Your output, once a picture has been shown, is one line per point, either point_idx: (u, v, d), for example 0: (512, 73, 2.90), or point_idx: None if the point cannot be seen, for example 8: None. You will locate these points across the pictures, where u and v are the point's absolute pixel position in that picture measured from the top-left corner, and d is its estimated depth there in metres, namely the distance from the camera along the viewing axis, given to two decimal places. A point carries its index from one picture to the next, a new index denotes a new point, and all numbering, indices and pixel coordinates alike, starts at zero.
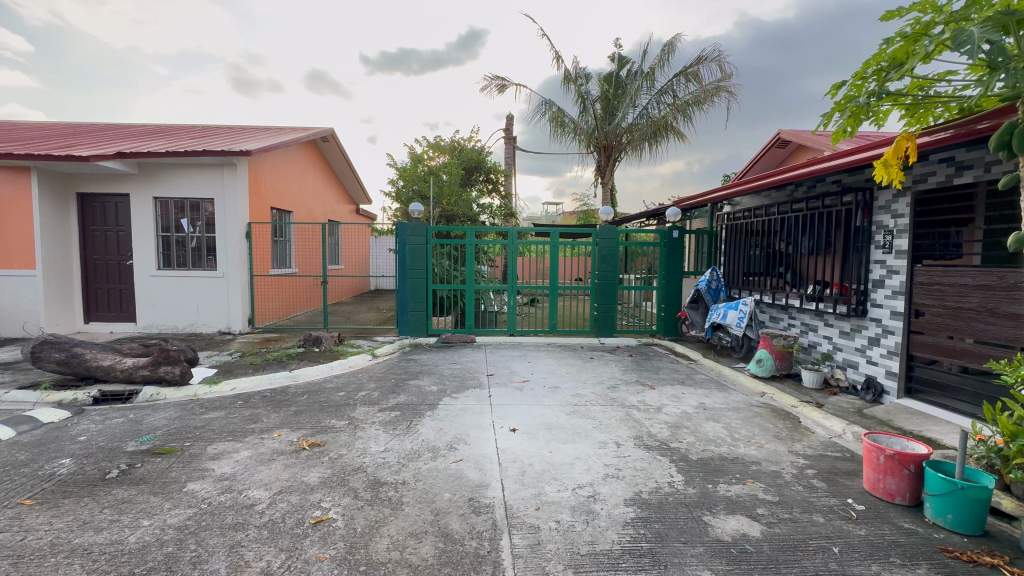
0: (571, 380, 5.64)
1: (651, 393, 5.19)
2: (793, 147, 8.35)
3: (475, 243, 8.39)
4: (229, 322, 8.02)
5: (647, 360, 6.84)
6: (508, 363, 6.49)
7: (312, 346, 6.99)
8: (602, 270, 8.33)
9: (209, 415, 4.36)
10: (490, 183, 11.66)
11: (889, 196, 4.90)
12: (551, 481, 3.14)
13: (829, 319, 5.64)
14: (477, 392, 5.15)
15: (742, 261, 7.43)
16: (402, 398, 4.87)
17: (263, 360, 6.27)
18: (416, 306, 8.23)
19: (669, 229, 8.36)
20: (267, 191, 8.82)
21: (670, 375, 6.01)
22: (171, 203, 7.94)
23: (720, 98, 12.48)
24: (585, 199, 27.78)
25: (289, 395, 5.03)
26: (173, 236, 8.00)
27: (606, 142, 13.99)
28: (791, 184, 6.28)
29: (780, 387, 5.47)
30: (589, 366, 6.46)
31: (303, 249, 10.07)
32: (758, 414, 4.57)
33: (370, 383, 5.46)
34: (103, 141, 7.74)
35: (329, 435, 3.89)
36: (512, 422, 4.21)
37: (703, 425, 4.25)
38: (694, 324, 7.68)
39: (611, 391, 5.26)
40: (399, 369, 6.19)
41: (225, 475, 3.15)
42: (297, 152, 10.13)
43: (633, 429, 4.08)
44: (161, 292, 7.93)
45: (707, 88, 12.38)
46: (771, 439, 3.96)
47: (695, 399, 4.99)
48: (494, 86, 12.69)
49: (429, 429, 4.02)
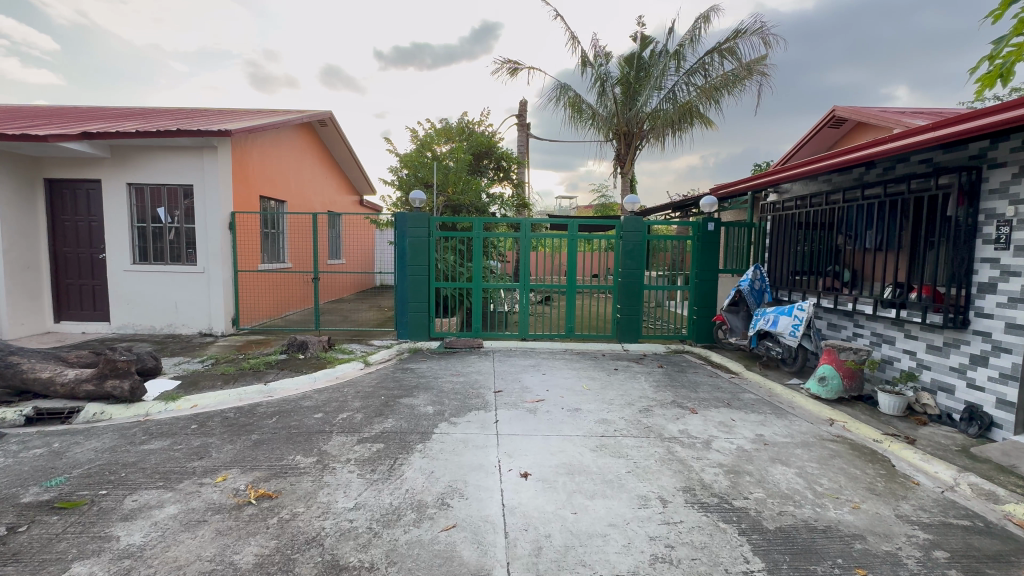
0: (594, 400, 4.70)
1: (694, 420, 4.23)
2: (848, 126, 7.30)
3: (483, 236, 7.46)
4: (210, 322, 7.24)
5: (681, 373, 5.87)
6: (520, 376, 5.56)
7: (296, 353, 6.13)
8: (626, 267, 7.35)
9: (148, 447, 3.51)
10: (501, 171, 10.75)
11: (1006, 175, 3.86)
12: (577, 569, 2.22)
13: (912, 330, 4.60)
14: (481, 416, 4.24)
15: (792, 257, 6.38)
16: (389, 425, 3.97)
17: (237, 370, 5.45)
18: (417, 306, 7.36)
19: (703, 221, 7.33)
20: (254, 177, 7.98)
21: (712, 394, 5.04)
22: (148, 191, 7.18)
23: (754, 78, 11.34)
24: (601, 192, 26.86)
25: (255, 418, 4.17)
26: (149, 228, 7.24)
27: (626, 128, 12.97)
28: (860, 167, 5.26)
29: (853, 412, 4.47)
30: (615, 380, 5.50)
31: (296, 242, 9.25)
32: (838, 455, 3.58)
33: (354, 402, 4.58)
34: (73, 122, 6.99)
35: (288, 480, 3.02)
36: (523, 463, 3.29)
37: (770, 470, 3.29)
38: (733, 330, 6.68)
39: (644, 416, 4.31)
40: (393, 382, 5.31)
41: (129, 550, 2.30)
42: (291, 137, 9.33)
43: (680, 477, 3.14)
44: (137, 288, 7.19)
45: (741, 67, 11.23)
46: (867, 496, 2.99)
47: (750, 430, 4.02)
48: (507, 67, 11.72)
49: (418, 473, 3.13)
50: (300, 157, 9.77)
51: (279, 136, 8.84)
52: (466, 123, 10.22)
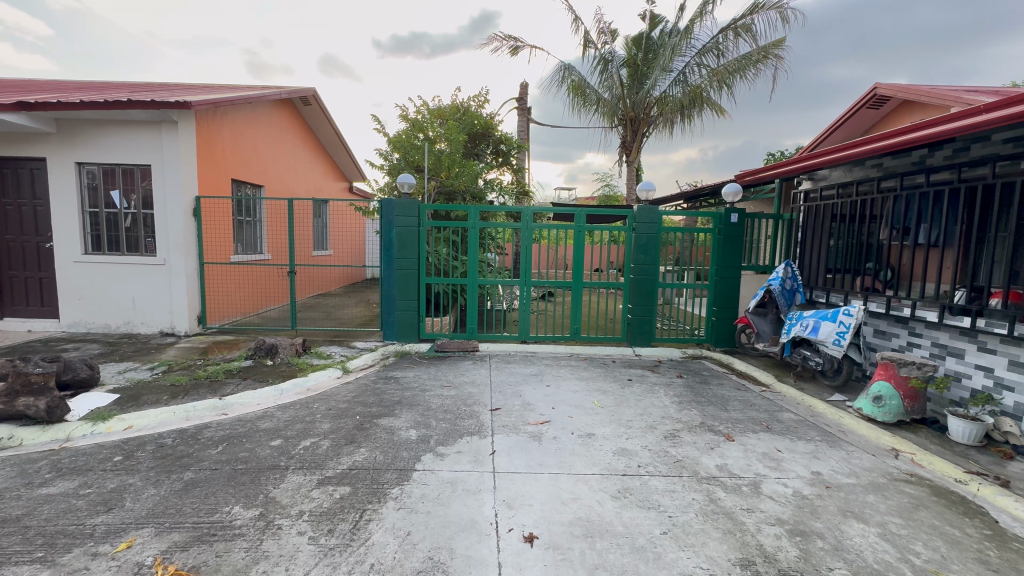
0: (610, 423, 3.95)
1: (733, 452, 3.49)
2: (889, 106, 6.54)
3: (479, 226, 6.64)
4: (172, 321, 6.45)
5: (705, 386, 5.12)
6: (520, 389, 4.79)
7: (263, 358, 5.34)
8: (640, 262, 6.57)
9: (46, 492, 2.74)
10: (500, 156, 9.95)
11: None
12: None
13: (989, 342, 3.85)
14: (474, 445, 3.48)
15: (831, 253, 5.62)
16: (360, 458, 3.21)
17: (192, 380, 4.66)
18: (404, 304, 6.58)
19: (726, 212, 6.53)
20: (222, 157, 7.12)
21: (746, 413, 4.29)
22: (100, 172, 6.34)
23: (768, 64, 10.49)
24: (607, 182, 26.08)
25: (197, 446, 3.39)
26: (102, 214, 6.41)
27: (633, 114, 12.11)
28: (922, 148, 4.47)
29: (921, 442, 3.72)
30: (630, 394, 4.74)
31: (274, 231, 8.42)
32: (923, 505, 2.84)
33: (323, 424, 3.81)
34: (12, 93, 6.13)
35: (215, 549, 2.26)
36: (527, 520, 2.55)
37: (845, 530, 2.55)
38: (760, 334, 5.90)
39: (672, 446, 3.56)
40: (373, 396, 4.53)
41: None
42: (267, 114, 8.47)
43: (734, 545, 2.38)
44: (90, 282, 6.38)
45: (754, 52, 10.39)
46: (985, 573, 2.25)
47: (803, 467, 3.28)
48: (507, 46, 10.83)
49: (390, 536, 2.38)
50: (279, 138, 8.92)
51: (254, 113, 7.97)
52: (462, 102, 9.37)
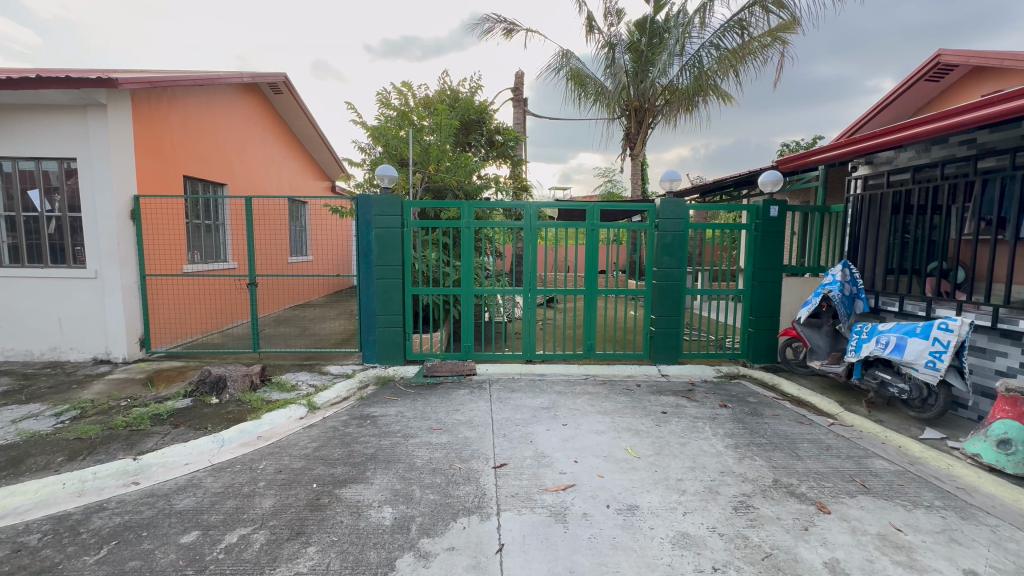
0: (656, 488, 2.92)
1: (838, 536, 2.47)
2: (955, 75, 5.58)
3: (474, 227, 5.62)
4: (108, 345, 5.37)
5: (758, 419, 4.10)
6: (531, 431, 3.76)
7: (207, 396, 4.28)
8: (664, 265, 5.56)
9: None
10: (495, 149, 8.97)
11: None
12: None
13: None
14: (473, 533, 2.46)
15: (901, 251, 4.64)
16: (304, 571, 2.17)
17: (105, 431, 3.58)
18: (387, 320, 5.54)
19: (764, 205, 5.52)
20: (168, 149, 6.02)
21: (828, 464, 3.28)
22: (15, 168, 5.26)
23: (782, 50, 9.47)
24: (609, 180, 25.12)
25: (70, 549, 2.34)
26: (19, 217, 5.33)
27: (638, 103, 11.21)
28: None
29: None
30: (672, 436, 3.70)
31: (238, 236, 7.34)
32: None
33: (264, 500, 2.76)
34: None
35: None
36: None
37: None
38: (815, 350, 4.92)
39: (751, 527, 2.54)
40: (340, 448, 3.48)
41: None
42: (227, 102, 7.39)
43: None
44: (6, 300, 5.31)
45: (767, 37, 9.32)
46: None
47: (948, 562, 2.27)
48: (500, 28, 9.80)
49: None
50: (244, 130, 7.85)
51: (209, 98, 6.89)
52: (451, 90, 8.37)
